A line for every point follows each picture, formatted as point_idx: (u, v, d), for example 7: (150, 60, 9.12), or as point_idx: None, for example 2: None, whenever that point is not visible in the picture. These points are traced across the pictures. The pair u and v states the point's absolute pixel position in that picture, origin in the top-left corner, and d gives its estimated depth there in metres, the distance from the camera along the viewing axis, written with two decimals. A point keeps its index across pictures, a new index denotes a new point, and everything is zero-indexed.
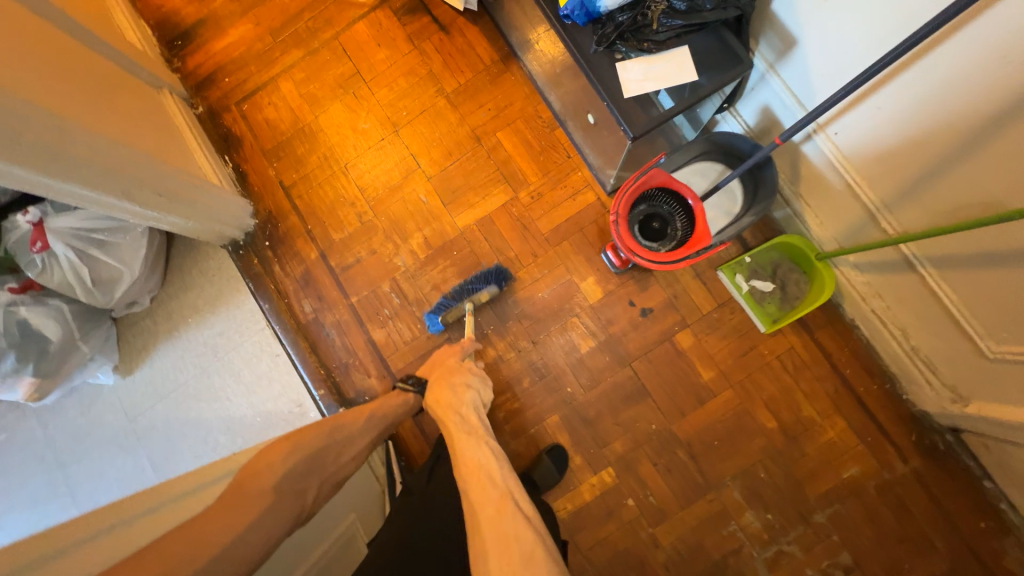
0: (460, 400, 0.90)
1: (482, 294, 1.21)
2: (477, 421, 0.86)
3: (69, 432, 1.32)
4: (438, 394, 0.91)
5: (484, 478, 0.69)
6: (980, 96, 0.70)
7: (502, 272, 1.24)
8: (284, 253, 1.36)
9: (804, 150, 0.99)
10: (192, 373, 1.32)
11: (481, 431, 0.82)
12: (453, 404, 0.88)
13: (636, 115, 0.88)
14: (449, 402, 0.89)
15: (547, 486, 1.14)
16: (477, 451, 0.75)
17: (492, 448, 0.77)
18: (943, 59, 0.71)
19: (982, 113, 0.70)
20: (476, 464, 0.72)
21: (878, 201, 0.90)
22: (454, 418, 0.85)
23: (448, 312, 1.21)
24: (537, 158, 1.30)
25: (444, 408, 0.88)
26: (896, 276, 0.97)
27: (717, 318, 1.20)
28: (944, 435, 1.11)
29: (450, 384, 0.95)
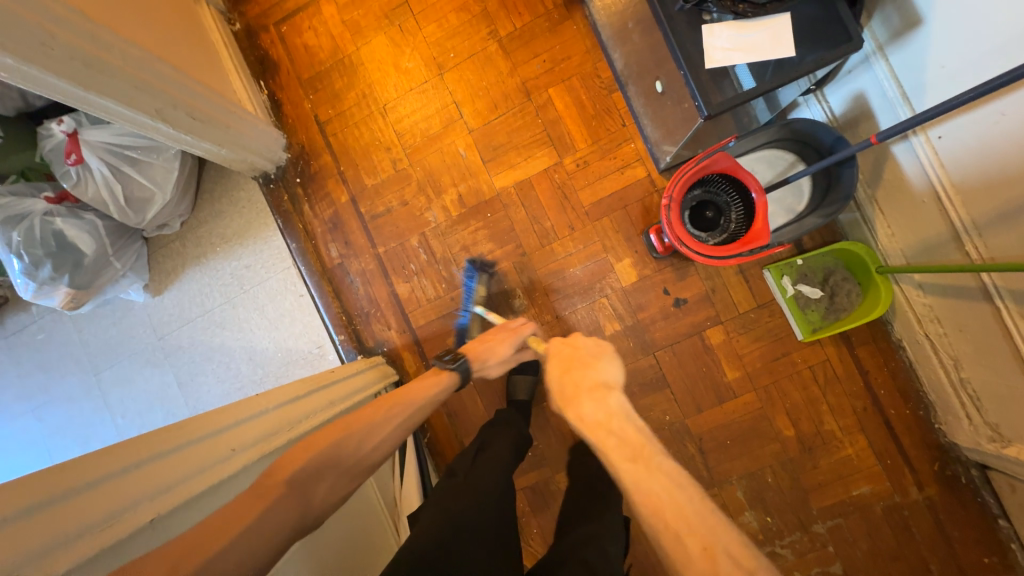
0: (604, 410, 0.64)
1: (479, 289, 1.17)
2: (637, 433, 0.61)
3: (101, 341, 1.38)
4: (573, 406, 0.67)
5: (708, 548, 0.49)
6: None
7: (480, 261, 1.20)
8: (314, 193, 1.32)
9: (896, 151, 0.88)
10: (218, 301, 1.34)
11: (647, 449, 0.58)
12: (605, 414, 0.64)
13: (714, 89, 0.77)
14: (595, 418, 0.64)
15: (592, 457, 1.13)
16: (676, 493, 0.53)
17: (676, 476, 0.56)
18: None
19: None
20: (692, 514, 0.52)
21: (968, 221, 0.81)
22: (612, 431, 0.62)
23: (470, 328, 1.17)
24: (589, 123, 1.20)
25: (590, 411, 0.64)
26: (965, 303, 0.89)
27: (754, 319, 1.14)
28: (969, 469, 1.07)
29: (586, 385, 0.68)
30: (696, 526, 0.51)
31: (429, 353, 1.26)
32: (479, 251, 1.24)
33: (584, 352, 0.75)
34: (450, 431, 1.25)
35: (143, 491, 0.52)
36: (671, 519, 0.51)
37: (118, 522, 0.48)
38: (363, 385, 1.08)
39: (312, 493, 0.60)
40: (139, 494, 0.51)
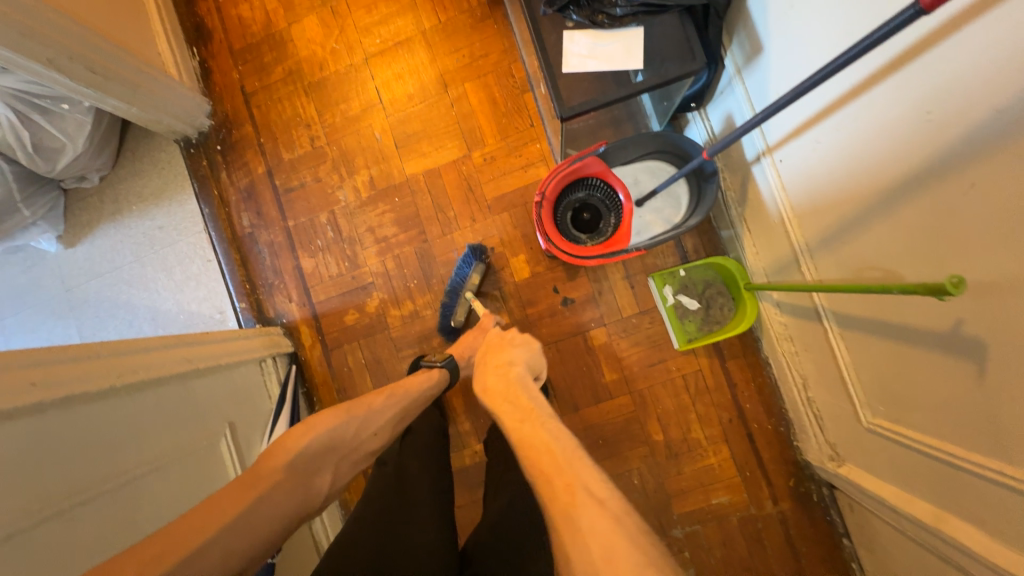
0: (507, 382, 0.82)
1: (474, 277, 1.17)
2: (531, 403, 0.75)
3: (10, 286, 1.38)
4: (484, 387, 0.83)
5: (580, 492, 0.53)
6: (896, 152, 0.62)
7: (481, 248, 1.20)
8: (233, 161, 1.35)
9: (754, 173, 0.92)
10: (128, 258, 1.36)
11: (535, 413, 0.72)
12: (507, 387, 0.80)
13: (570, 92, 0.81)
14: (499, 387, 0.82)
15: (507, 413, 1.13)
16: (553, 441, 0.63)
17: (551, 427, 0.66)
18: (877, 104, 0.63)
19: (894, 171, 0.63)
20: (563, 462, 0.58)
21: (803, 243, 0.85)
22: (511, 400, 0.77)
23: (456, 313, 1.18)
24: (499, 120, 1.24)
25: (493, 384, 0.83)
26: (808, 324, 0.92)
27: (635, 324, 1.18)
28: (820, 487, 1.11)
29: (495, 364, 0.88)
30: (552, 459, 0.60)
31: (326, 329, 1.29)
32: (384, 234, 1.27)
33: (505, 343, 0.95)
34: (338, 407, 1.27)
35: None
36: (539, 456, 0.61)
37: None
38: (243, 348, 1.11)
39: (335, 451, 0.76)
40: None
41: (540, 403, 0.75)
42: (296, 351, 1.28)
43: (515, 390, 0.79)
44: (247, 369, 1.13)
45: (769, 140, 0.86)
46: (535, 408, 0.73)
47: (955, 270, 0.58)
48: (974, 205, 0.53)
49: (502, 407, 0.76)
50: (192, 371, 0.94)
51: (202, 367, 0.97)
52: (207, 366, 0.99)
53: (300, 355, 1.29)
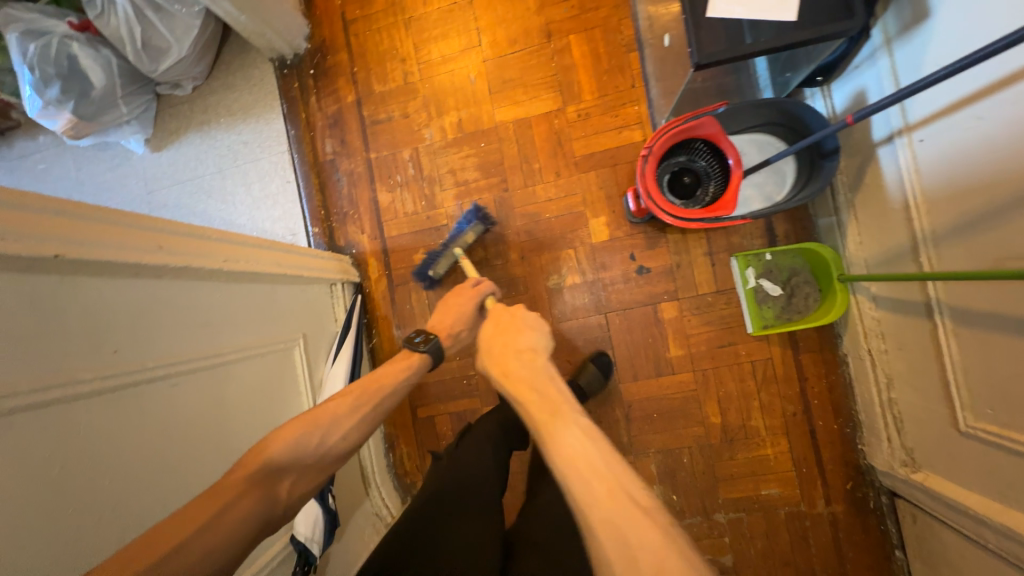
0: (533, 370, 0.69)
1: (469, 235, 1.17)
2: (560, 396, 0.64)
3: (95, 182, 1.42)
4: (502, 364, 0.71)
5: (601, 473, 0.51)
6: None
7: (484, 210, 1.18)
8: (323, 86, 1.35)
9: (880, 154, 0.88)
10: (210, 169, 1.38)
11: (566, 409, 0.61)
12: (532, 375, 0.67)
13: (709, 38, 0.79)
14: (522, 374, 0.68)
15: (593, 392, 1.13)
16: (577, 441, 0.55)
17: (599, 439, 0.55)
18: None
19: None
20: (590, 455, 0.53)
21: (929, 231, 0.80)
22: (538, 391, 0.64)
23: (437, 265, 1.18)
24: (600, 77, 1.21)
25: (521, 371, 0.68)
26: (911, 320, 0.89)
27: (710, 302, 1.15)
28: (879, 494, 1.08)
29: (515, 347, 0.74)
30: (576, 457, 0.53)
31: (394, 264, 1.29)
32: (464, 177, 1.26)
33: (518, 320, 0.79)
34: (396, 342, 1.28)
35: (59, 236, 0.57)
36: (569, 454, 0.53)
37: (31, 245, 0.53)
38: (322, 266, 1.12)
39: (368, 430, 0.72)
40: (58, 235, 0.56)
41: (570, 397, 0.64)
42: (362, 282, 1.29)
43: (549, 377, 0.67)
44: (320, 289, 1.15)
45: (910, 119, 0.81)
46: (562, 400, 0.62)
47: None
48: None
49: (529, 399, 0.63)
50: (279, 276, 0.96)
51: (288, 275, 0.98)
52: (292, 275, 1.00)
53: (365, 286, 1.30)
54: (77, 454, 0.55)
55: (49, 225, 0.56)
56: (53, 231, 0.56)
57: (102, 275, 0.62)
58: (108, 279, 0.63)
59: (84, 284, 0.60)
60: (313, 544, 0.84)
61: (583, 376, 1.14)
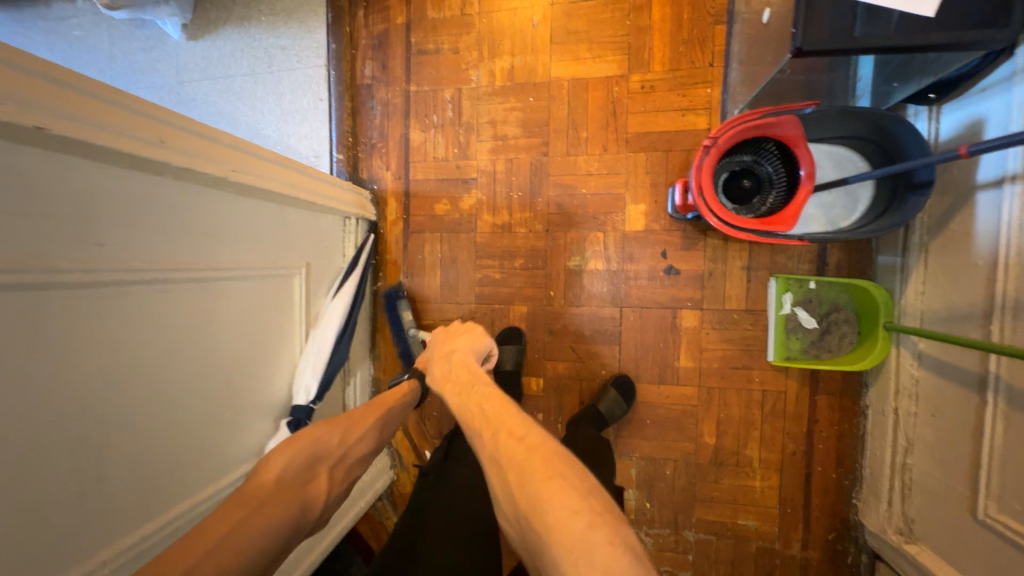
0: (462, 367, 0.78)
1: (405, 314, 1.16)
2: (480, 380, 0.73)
3: (128, 60, 1.36)
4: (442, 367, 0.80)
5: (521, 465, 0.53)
6: None
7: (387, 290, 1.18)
8: (374, 1, 1.23)
9: (979, 199, 0.76)
10: (243, 71, 1.31)
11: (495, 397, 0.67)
12: (450, 371, 0.78)
13: (822, 19, 0.66)
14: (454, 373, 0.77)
15: (613, 418, 1.06)
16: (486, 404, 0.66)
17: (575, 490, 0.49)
18: None
19: None
20: (492, 418, 0.62)
21: (1011, 298, 0.70)
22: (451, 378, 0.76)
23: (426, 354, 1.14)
24: (676, 47, 1.07)
25: (439, 369, 0.79)
26: (956, 389, 0.79)
27: (734, 320, 1.07)
28: (860, 553, 1.03)
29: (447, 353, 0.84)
30: (486, 419, 0.63)
31: (413, 210, 1.22)
32: (504, 132, 1.16)
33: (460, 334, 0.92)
34: (400, 289, 1.24)
35: (46, 104, 0.51)
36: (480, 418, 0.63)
37: (11, 108, 0.47)
38: (337, 197, 1.07)
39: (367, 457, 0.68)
40: (43, 102, 0.50)
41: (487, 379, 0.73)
42: (378, 221, 1.24)
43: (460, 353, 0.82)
44: (332, 219, 1.09)
45: None
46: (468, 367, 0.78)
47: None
48: None
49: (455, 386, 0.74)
50: (291, 199, 0.91)
51: (300, 199, 0.93)
52: (305, 201, 0.95)
53: (379, 226, 1.25)
54: (36, 343, 0.52)
55: (34, 88, 0.50)
56: (42, 98, 0.51)
57: (91, 157, 0.57)
58: (99, 163, 0.57)
59: (70, 164, 0.55)
60: None
61: (603, 403, 1.08)
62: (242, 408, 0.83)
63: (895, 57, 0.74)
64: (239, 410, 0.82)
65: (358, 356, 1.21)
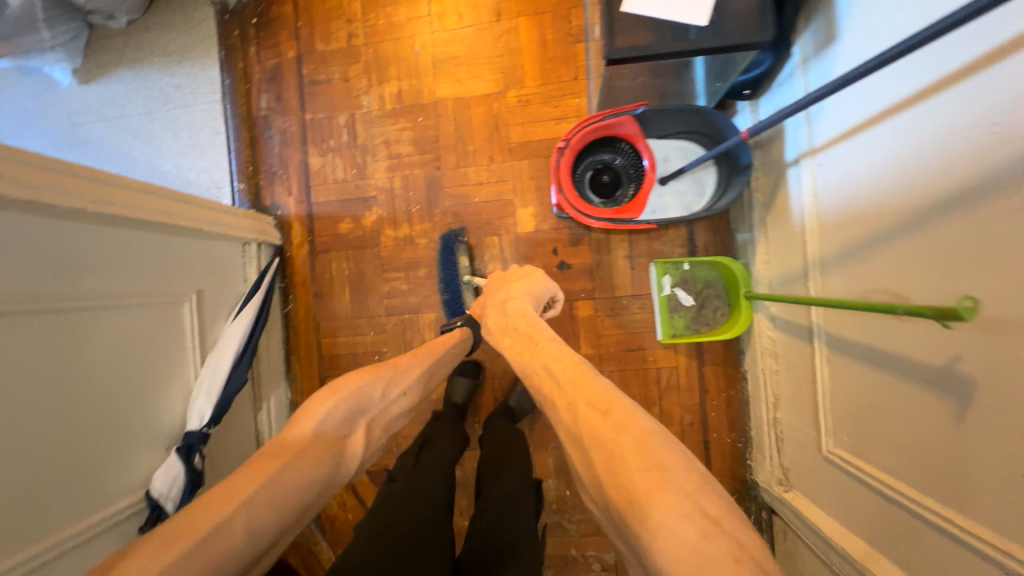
0: (525, 321, 0.77)
1: (461, 259, 1.16)
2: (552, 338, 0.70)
3: (15, 107, 1.33)
4: (498, 323, 0.80)
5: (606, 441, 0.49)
6: (938, 166, 0.57)
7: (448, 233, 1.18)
8: (265, 38, 1.29)
9: (789, 175, 0.88)
10: (138, 110, 1.31)
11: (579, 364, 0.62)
12: (506, 323, 0.79)
13: (624, 33, 0.77)
14: (502, 327, 0.79)
15: (522, 412, 1.13)
16: (555, 367, 0.63)
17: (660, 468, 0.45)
18: (931, 122, 0.57)
19: (930, 189, 0.58)
20: (566, 382, 0.59)
21: (818, 256, 0.80)
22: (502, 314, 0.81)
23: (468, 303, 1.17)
24: (544, 64, 1.17)
25: (495, 321, 0.82)
26: (797, 343, 0.89)
27: (624, 305, 1.15)
28: (760, 510, 1.10)
29: (502, 302, 0.84)
30: (559, 384, 0.60)
31: (318, 231, 1.26)
32: (398, 150, 1.23)
33: (524, 271, 0.92)
34: (311, 310, 1.26)
35: None
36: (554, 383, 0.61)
37: None
38: (231, 223, 1.09)
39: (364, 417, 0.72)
40: None
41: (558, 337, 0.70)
42: (283, 245, 1.26)
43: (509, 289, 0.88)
44: (229, 246, 1.11)
45: (815, 141, 0.80)
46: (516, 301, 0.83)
47: (967, 292, 0.53)
48: (1011, 232, 0.48)
49: (506, 343, 0.76)
50: (169, 226, 0.92)
51: (181, 226, 0.94)
52: (188, 227, 0.96)
53: (285, 250, 1.27)
54: None
55: None
56: None
57: None
58: None
59: None
60: (167, 501, 0.83)
61: (512, 398, 1.14)
62: (122, 440, 0.81)
63: (718, 55, 0.83)
64: (119, 441, 0.80)
65: (270, 380, 1.21)
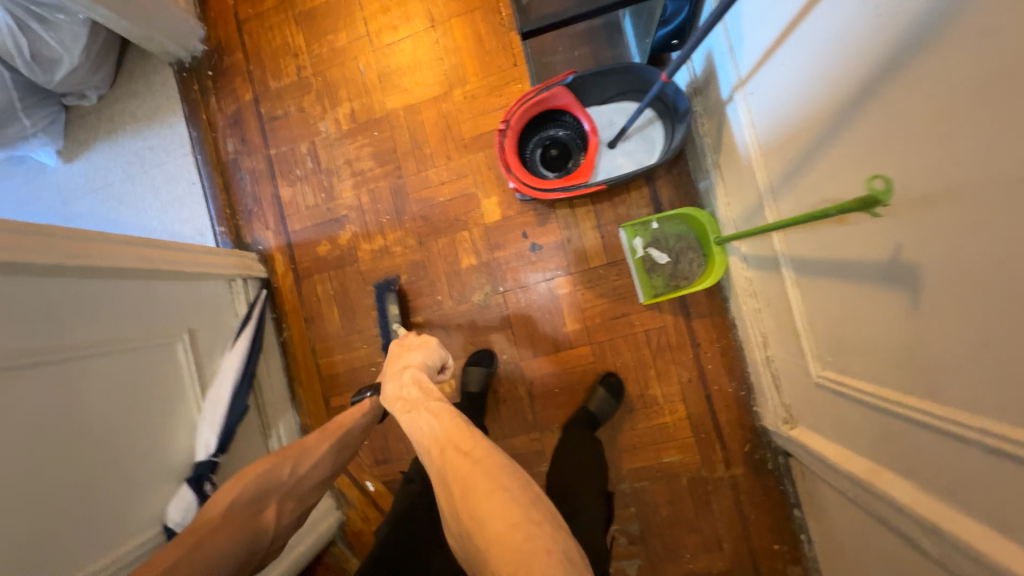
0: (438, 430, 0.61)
1: (391, 307, 1.19)
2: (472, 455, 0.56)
3: (9, 196, 1.39)
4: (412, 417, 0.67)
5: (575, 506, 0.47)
6: (845, 63, 0.57)
7: (384, 281, 1.22)
8: (222, 86, 1.36)
9: (728, 114, 0.88)
10: (119, 177, 1.38)
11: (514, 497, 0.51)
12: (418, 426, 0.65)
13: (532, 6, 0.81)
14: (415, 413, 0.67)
15: (605, 416, 1.09)
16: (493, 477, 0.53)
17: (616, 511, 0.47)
18: (830, 26, 0.58)
19: (842, 88, 0.58)
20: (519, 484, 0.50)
21: (768, 185, 0.80)
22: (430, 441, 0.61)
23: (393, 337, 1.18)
24: (483, 57, 1.21)
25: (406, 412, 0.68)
26: (769, 276, 0.88)
27: (602, 274, 1.15)
28: (776, 455, 1.08)
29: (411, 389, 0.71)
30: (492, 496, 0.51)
31: (299, 258, 1.30)
32: (360, 167, 1.27)
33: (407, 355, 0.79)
34: (304, 334, 1.30)
35: None
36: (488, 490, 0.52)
37: None
38: (215, 262, 1.15)
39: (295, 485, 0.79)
40: None
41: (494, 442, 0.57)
42: (270, 277, 1.31)
43: (427, 400, 0.68)
44: (216, 285, 1.16)
45: (742, 73, 0.81)
46: (445, 411, 0.65)
47: (893, 172, 0.53)
48: (915, 104, 0.48)
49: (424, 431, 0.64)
50: (150, 272, 0.97)
51: (163, 271, 1.00)
52: (170, 271, 1.02)
53: (272, 281, 1.32)
54: None
55: None
56: None
57: None
58: None
59: None
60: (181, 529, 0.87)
61: (593, 403, 1.10)
62: (135, 476, 0.85)
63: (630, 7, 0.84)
64: (130, 477, 0.83)
65: (277, 407, 1.24)
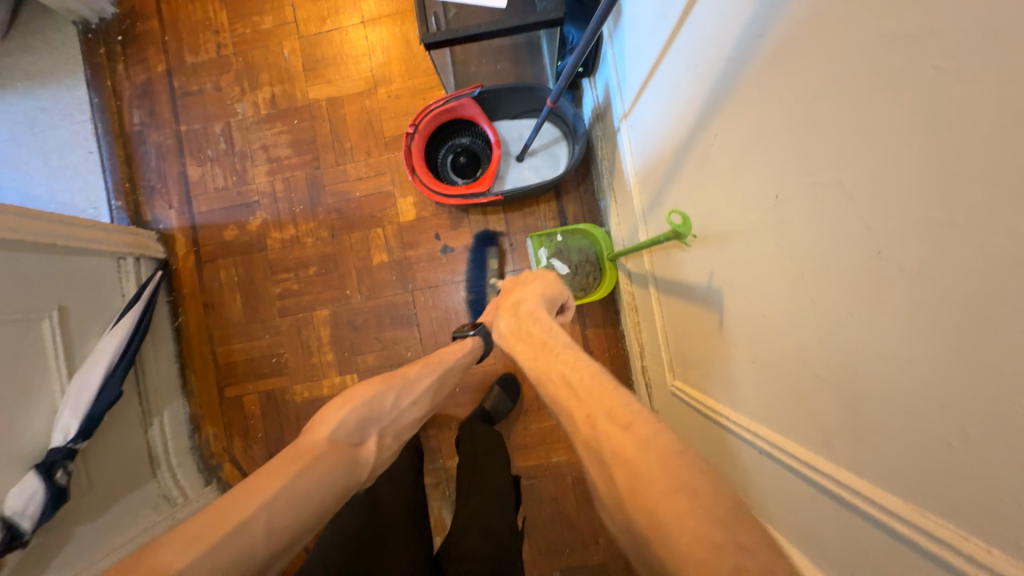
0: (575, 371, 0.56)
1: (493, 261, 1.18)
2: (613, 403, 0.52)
3: None
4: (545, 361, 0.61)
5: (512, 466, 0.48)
6: (681, 109, 0.65)
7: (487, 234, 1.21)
8: (132, 54, 1.29)
9: (617, 142, 0.96)
10: (2, 136, 1.25)
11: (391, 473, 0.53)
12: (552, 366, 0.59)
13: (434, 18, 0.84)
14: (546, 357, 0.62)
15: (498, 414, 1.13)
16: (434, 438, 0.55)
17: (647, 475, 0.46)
18: (673, 76, 0.66)
19: (680, 131, 0.67)
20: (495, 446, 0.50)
21: (642, 210, 0.88)
22: (574, 388, 0.54)
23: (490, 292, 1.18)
24: (409, 60, 1.23)
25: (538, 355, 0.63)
26: (644, 292, 0.97)
27: (508, 280, 1.20)
28: None
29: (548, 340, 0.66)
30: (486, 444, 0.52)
31: (203, 241, 1.25)
32: (276, 154, 1.25)
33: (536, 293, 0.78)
34: (202, 320, 1.25)
35: None
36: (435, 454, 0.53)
37: None
38: (103, 237, 1.08)
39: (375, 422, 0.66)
40: None
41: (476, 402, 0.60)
42: (169, 258, 1.26)
43: (550, 344, 0.65)
44: (101, 262, 1.10)
45: (626, 106, 0.89)
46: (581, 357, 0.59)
47: (711, 207, 0.61)
48: (719, 152, 0.57)
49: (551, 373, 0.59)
50: (20, 241, 0.90)
51: (36, 240, 0.93)
52: (45, 242, 0.95)
53: (171, 263, 1.26)
54: None
55: None
56: None
57: None
58: None
59: None
60: (22, 518, 0.78)
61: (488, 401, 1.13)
62: None
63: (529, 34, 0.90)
64: None
65: (164, 394, 1.18)
